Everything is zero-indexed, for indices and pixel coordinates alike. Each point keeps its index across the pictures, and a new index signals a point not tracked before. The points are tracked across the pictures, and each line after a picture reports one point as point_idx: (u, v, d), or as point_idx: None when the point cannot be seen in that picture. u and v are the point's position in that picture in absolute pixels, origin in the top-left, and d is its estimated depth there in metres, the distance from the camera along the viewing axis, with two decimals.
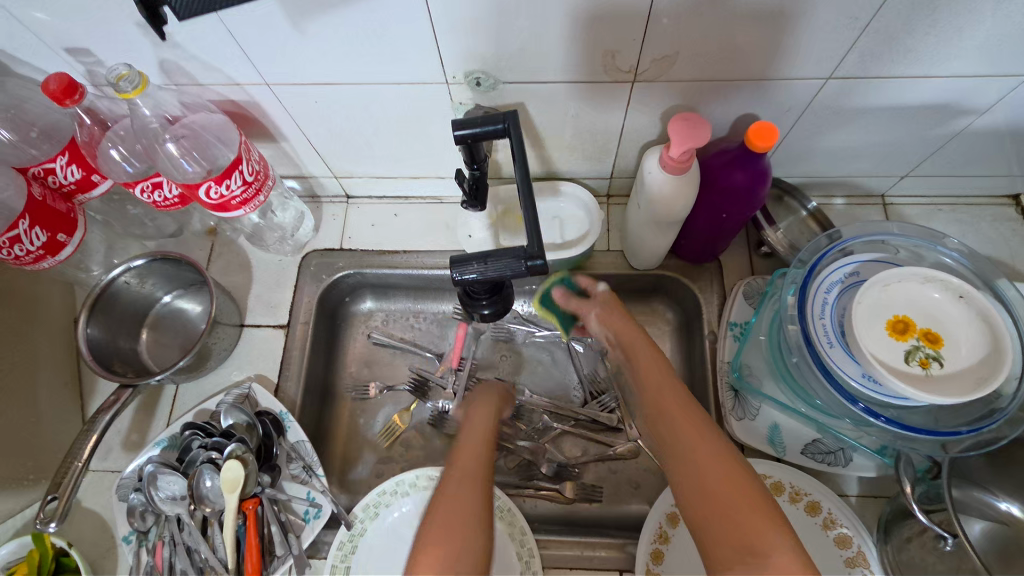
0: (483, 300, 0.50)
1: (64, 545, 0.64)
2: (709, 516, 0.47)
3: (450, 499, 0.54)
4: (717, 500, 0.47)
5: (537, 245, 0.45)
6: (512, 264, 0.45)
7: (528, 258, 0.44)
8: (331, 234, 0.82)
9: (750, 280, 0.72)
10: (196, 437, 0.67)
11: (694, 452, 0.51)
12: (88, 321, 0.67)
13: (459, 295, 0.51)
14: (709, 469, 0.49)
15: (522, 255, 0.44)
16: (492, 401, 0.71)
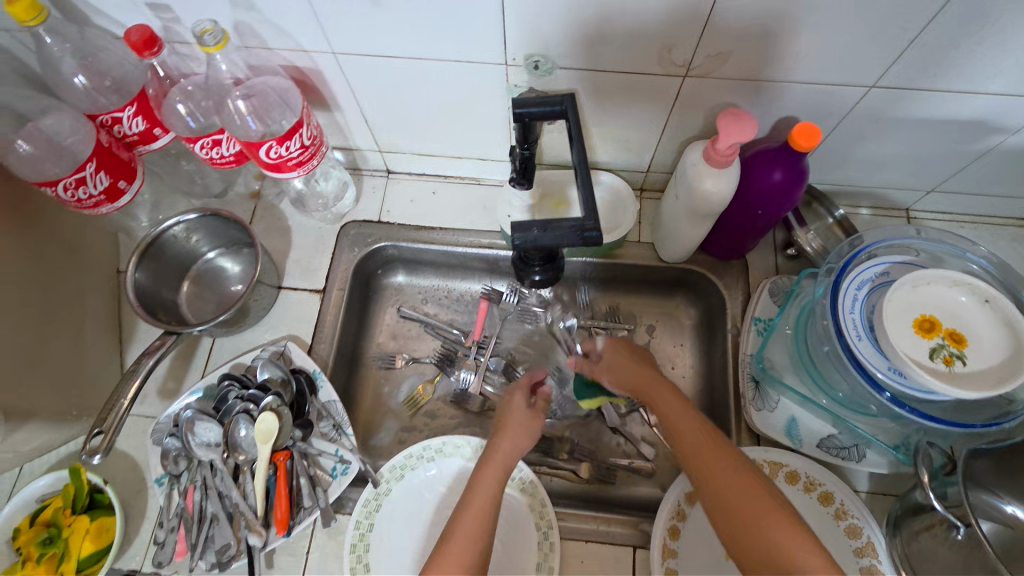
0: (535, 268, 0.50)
1: (98, 483, 0.66)
2: (744, 545, 0.52)
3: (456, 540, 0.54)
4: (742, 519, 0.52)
5: (593, 216, 0.47)
6: (568, 233, 0.47)
7: (583, 230, 0.47)
8: (370, 207, 0.85)
9: (776, 279, 0.75)
10: (232, 387, 0.69)
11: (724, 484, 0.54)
12: (137, 266, 0.69)
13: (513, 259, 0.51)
14: (739, 498, 0.53)
15: (577, 226, 0.47)
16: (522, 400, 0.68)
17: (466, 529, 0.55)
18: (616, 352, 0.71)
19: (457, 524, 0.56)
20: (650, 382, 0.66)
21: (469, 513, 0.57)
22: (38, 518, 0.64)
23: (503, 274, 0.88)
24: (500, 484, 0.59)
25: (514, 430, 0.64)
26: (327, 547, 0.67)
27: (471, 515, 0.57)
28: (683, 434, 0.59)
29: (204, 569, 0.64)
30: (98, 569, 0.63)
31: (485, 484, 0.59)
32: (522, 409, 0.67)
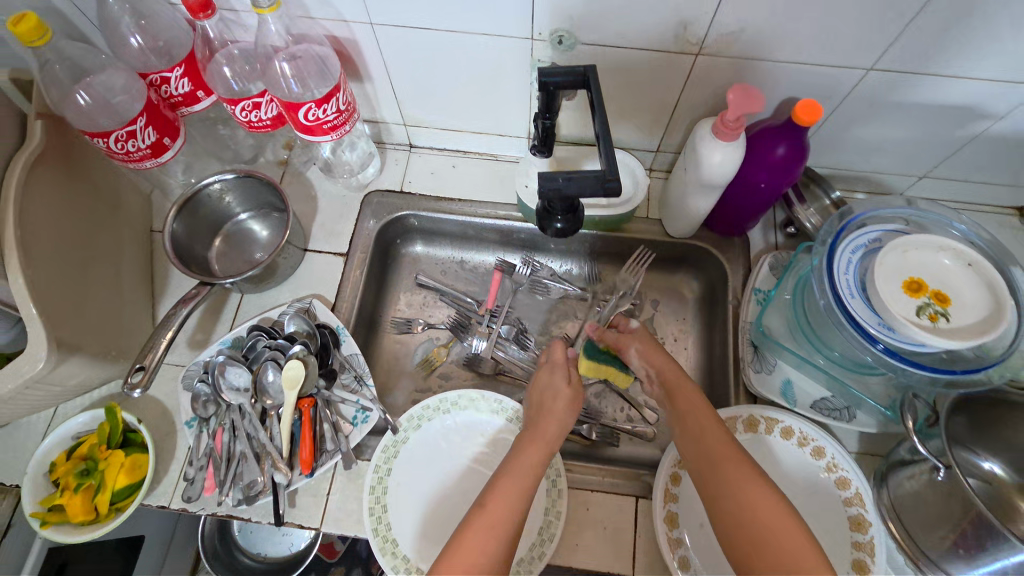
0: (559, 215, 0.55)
1: (132, 423, 0.70)
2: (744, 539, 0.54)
3: (485, 516, 0.56)
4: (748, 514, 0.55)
5: (614, 169, 0.52)
6: (591, 184, 0.51)
7: (605, 180, 0.51)
8: (393, 177, 0.89)
9: (775, 254, 0.80)
10: (261, 337, 0.74)
11: (743, 488, 0.56)
12: (176, 218, 0.73)
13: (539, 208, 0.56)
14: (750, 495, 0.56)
15: (599, 177, 0.51)
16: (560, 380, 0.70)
17: (494, 509, 0.56)
18: (642, 338, 0.76)
19: (485, 508, 0.57)
20: (677, 378, 0.69)
21: (502, 492, 0.58)
22: (75, 452, 0.69)
23: (516, 247, 0.92)
24: (539, 469, 0.61)
25: (556, 406, 0.67)
26: (347, 489, 0.70)
27: (510, 492, 0.58)
28: (705, 439, 0.61)
29: (231, 504, 0.67)
30: (129, 503, 0.68)
31: (522, 466, 0.61)
32: (570, 394, 0.68)
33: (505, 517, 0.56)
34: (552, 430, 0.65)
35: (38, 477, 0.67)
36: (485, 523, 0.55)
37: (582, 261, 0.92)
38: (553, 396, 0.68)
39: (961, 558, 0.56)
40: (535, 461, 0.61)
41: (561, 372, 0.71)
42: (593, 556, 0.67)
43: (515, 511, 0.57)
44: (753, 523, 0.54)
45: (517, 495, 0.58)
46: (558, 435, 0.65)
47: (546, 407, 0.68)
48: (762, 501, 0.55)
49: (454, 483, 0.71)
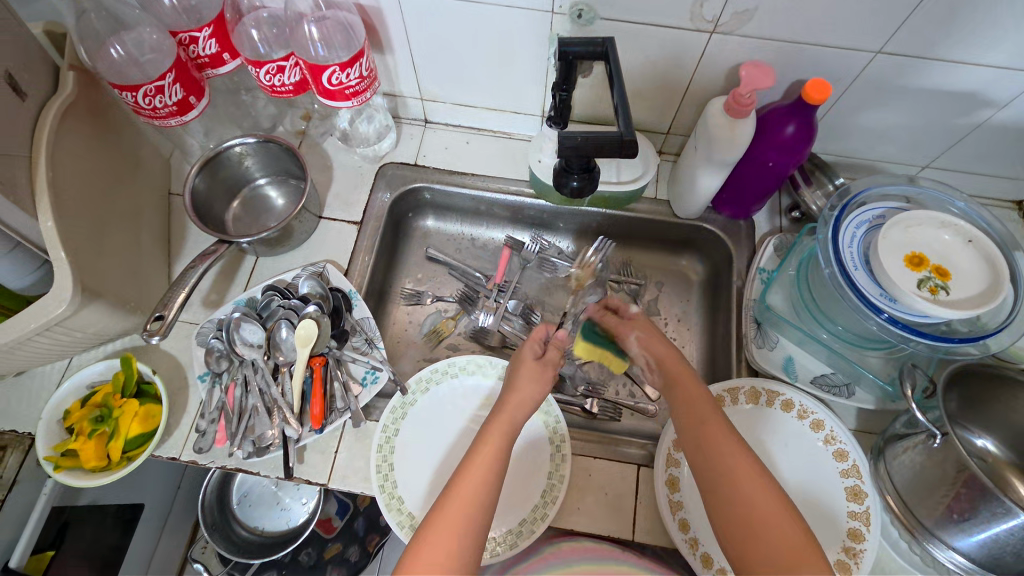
0: (574, 175, 0.63)
1: (147, 374, 0.72)
2: (735, 527, 0.53)
3: (456, 499, 0.54)
4: (736, 503, 0.54)
5: (630, 127, 0.55)
6: (609, 143, 0.55)
7: (622, 136, 0.55)
8: (408, 151, 0.91)
9: (781, 236, 0.81)
10: (275, 297, 0.75)
11: (736, 475, 0.55)
12: (197, 175, 0.75)
13: (557, 169, 0.65)
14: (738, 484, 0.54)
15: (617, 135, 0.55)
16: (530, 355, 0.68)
17: (466, 487, 0.55)
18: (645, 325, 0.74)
19: (454, 489, 0.55)
20: (677, 366, 0.67)
21: (472, 471, 0.56)
22: (89, 400, 0.70)
23: (526, 224, 0.94)
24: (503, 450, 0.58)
25: (524, 380, 0.65)
26: (355, 447, 0.72)
27: (474, 470, 0.56)
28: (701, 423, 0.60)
29: (241, 457, 0.69)
30: (141, 451, 0.69)
31: (493, 441, 0.59)
32: (537, 368, 0.66)
33: (477, 493, 0.54)
34: (521, 403, 0.63)
35: (52, 424, 0.68)
36: (459, 502, 0.54)
37: (590, 241, 0.94)
38: (520, 372, 0.66)
39: (954, 523, 0.57)
40: (497, 440, 0.59)
41: (531, 349, 0.68)
42: (593, 520, 0.69)
43: (486, 490, 0.55)
44: (746, 516, 0.53)
45: (485, 476, 0.56)
46: (525, 410, 0.62)
47: (517, 378, 0.65)
48: (757, 489, 0.54)
49: (461, 445, 0.72)
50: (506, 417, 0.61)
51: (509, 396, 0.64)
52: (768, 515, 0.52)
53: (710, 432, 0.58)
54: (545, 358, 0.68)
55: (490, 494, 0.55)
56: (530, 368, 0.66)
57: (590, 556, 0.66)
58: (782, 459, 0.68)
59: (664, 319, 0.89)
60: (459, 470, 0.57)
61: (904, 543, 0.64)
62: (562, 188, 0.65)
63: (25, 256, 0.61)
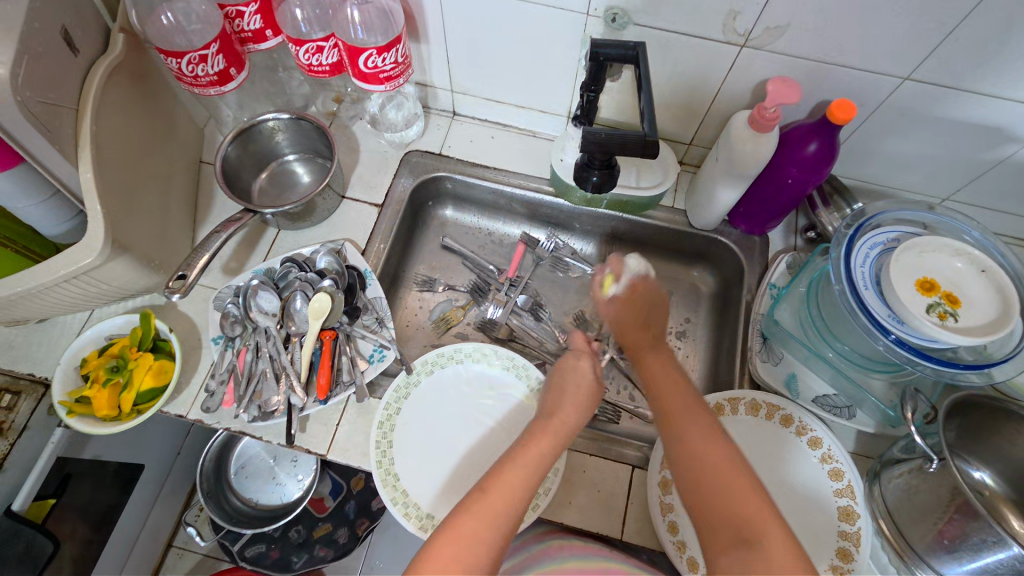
0: (595, 172, 0.65)
1: (163, 331, 0.74)
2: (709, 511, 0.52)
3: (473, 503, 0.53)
4: (710, 486, 0.52)
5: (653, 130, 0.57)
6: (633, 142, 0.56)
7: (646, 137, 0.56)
8: (434, 140, 0.93)
9: (795, 255, 0.81)
10: (292, 269, 0.78)
11: (707, 459, 0.54)
12: (231, 144, 0.77)
13: (578, 164, 0.66)
14: (712, 467, 0.53)
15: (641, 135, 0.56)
16: (580, 372, 0.68)
17: (495, 491, 0.54)
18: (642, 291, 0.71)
19: (486, 495, 0.53)
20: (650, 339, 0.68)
21: (505, 480, 0.54)
22: (106, 350, 0.72)
23: (542, 223, 0.96)
24: (544, 460, 0.57)
25: (570, 396, 0.64)
26: (356, 422, 0.73)
27: (508, 485, 0.54)
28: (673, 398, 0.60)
29: (246, 420, 0.71)
30: (151, 405, 0.71)
31: (535, 454, 0.57)
32: (587, 388, 0.66)
33: (504, 504, 0.53)
34: (570, 417, 0.62)
35: (70, 370, 0.71)
36: (475, 520, 0.51)
37: (603, 244, 0.95)
38: (575, 384, 0.66)
39: (946, 551, 0.57)
40: (543, 446, 0.58)
41: (588, 363, 0.68)
42: (584, 516, 0.69)
43: (515, 504, 0.53)
44: (720, 497, 0.52)
45: (520, 482, 0.55)
46: (569, 427, 0.61)
47: (565, 393, 0.65)
48: (728, 472, 0.53)
49: (461, 433, 0.74)
50: (554, 427, 0.61)
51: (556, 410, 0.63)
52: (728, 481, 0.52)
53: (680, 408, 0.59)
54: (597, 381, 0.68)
55: (514, 507, 0.53)
56: (578, 378, 0.66)
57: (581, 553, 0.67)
58: (778, 471, 0.68)
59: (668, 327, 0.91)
60: (481, 489, 0.54)
61: (894, 568, 0.63)
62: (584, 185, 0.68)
63: (61, 204, 0.64)
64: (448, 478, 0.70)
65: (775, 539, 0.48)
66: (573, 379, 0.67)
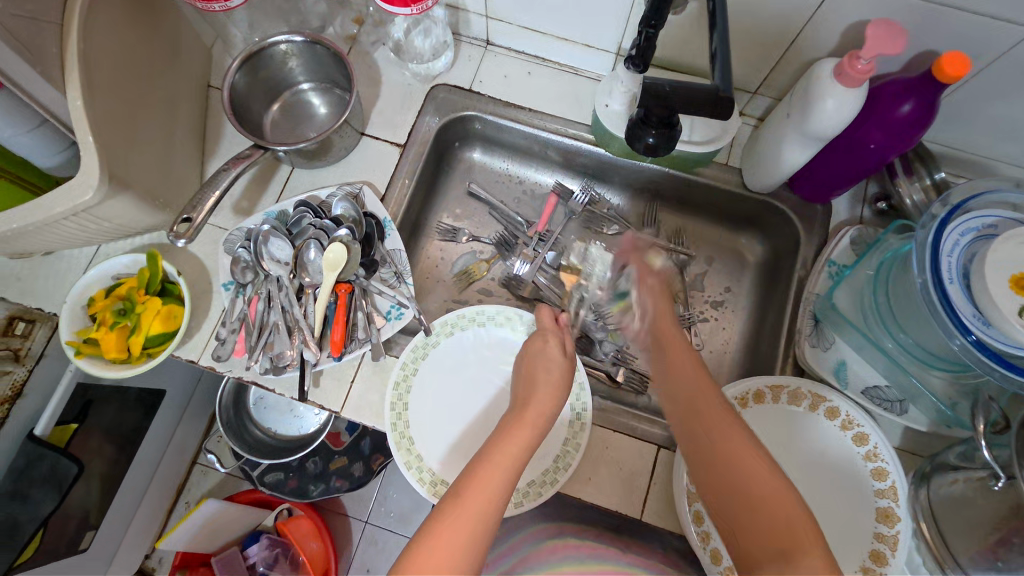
0: (651, 130, 0.57)
1: (171, 273, 0.70)
2: (733, 510, 0.49)
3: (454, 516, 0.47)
4: (724, 478, 0.50)
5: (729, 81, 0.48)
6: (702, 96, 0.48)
7: (718, 90, 0.48)
8: (463, 74, 0.83)
9: (862, 229, 0.72)
10: (306, 215, 0.72)
11: (721, 447, 0.51)
12: (239, 70, 0.69)
13: (632, 121, 0.58)
14: (724, 455, 0.51)
15: (712, 88, 0.48)
16: (550, 353, 0.65)
17: (476, 497, 0.48)
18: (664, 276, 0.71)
19: (467, 495, 0.48)
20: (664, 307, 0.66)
21: (483, 478, 0.50)
22: (114, 291, 0.69)
23: (578, 173, 0.87)
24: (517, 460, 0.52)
25: (542, 384, 0.60)
26: (371, 379, 0.70)
27: (484, 483, 0.49)
28: (692, 394, 0.55)
29: (258, 371, 0.68)
30: (161, 350, 0.68)
31: (510, 450, 0.52)
32: (557, 373, 0.62)
33: (485, 509, 0.48)
34: (545, 408, 0.58)
35: (76, 309, 0.68)
36: (457, 526, 0.47)
37: (643, 201, 0.87)
38: (546, 371, 0.62)
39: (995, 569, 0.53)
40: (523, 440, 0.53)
41: (555, 347, 0.65)
42: (604, 492, 0.67)
43: (495, 506, 0.48)
44: (740, 491, 0.49)
45: (499, 482, 0.50)
46: (546, 419, 0.57)
47: (536, 379, 0.61)
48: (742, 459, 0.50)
49: (479, 396, 0.70)
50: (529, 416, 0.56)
51: (528, 402, 0.58)
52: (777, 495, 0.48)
53: (703, 408, 0.54)
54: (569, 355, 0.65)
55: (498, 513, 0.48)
56: (547, 369, 0.62)
57: (573, 556, 0.70)
58: (819, 464, 0.64)
59: (705, 295, 0.85)
60: (459, 487, 0.50)
61: None
62: (637, 145, 0.60)
63: (53, 134, 0.59)
64: (462, 445, 0.67)
65: (816, 554, 0.44)
66: (539, 363, 0.64)
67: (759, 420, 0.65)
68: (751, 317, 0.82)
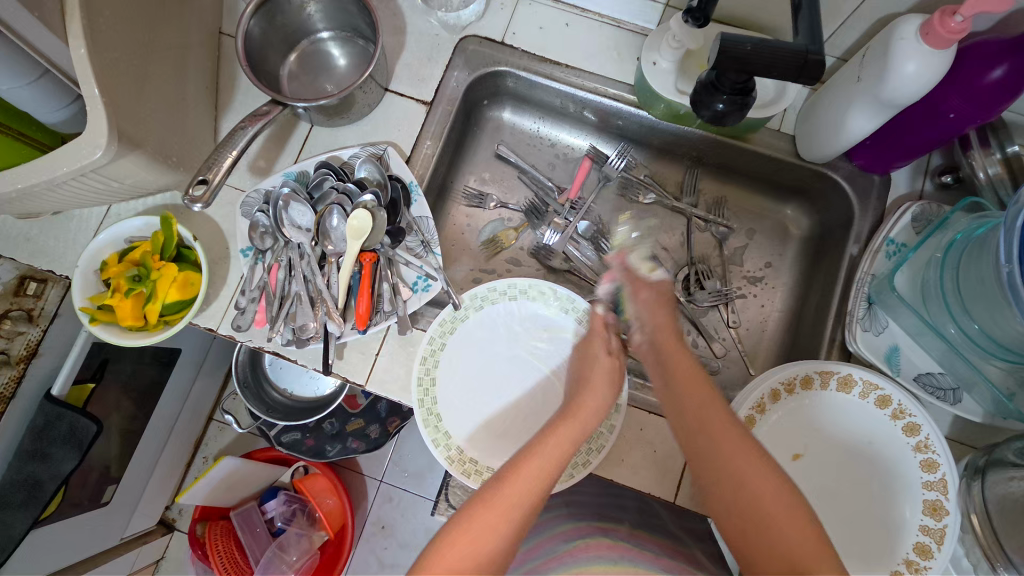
0: (723, 94, 0.56)
1: (186, 238, 0.66)
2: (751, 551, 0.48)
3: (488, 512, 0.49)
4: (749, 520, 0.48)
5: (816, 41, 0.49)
6: (790, 56, 0.48)
7: (807, 50, 0.48)
8: (495, 25, 0.76)
9: (924, 205, 0.67)
10: (328, 177, 0.67)
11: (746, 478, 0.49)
12: (253, 15, 0.63)
13: (703, 86, 0.57)
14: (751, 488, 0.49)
15: (801, 48, 0.48)
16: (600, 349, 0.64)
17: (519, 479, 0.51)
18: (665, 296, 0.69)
19: (508, 481, 0.51)
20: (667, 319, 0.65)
21: (528, 468, 0.52)
22: (127, 256, 0.66)
23: (614, 136, 0.82)
24: (564, 454, 0.53)
25: (599, 380, 0.60)
26: (397, 353, 0.67)
27: (533, 469, 0.52)
28: (705, 434, 0.53)
29: (280, 342, 0.65)
30: (179, 318, 0.66)
31: (557, 443, 0.54)
32: (610, 366, 0.62)
33: (526, 496, 0.50)
34: (593, 403, 0.58)
35: (89, 274, 0.65)
36: (494, 512, 0.49)
37: (682, 169, 0.82)
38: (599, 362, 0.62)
39: None
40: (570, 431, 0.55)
41: (602, 341, 0.65)
42: (637, 475, 0.65)
43: (542, 487, 0.51)
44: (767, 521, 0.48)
45: (542, 475, 0.51)
46: (599, 412, 0.58)
47: (590, 375, 0.61)
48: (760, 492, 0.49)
49: (528, 387, 0.67)
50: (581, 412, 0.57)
51: (583, 396, 0.59)
52: (783, 517, 0.47)
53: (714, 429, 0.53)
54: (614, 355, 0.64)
55: (530, 510, 0.50)
56: (605, 368, 0.62)
57: (603, 557, 0.69)
58: (871, 464, 0.61)
59: (745, 270, 0.80)
60: (502, 475, 0.52)
61: (970, 563, 0.58)
62: (704, 110, 0.59)
63: (54, 86, 0.54)
64: (498, 422, 0.65)
65: None
66: (598, 357, 0.63)
67: (805, 407, 0.63)
68: (793, 293, 0.78)
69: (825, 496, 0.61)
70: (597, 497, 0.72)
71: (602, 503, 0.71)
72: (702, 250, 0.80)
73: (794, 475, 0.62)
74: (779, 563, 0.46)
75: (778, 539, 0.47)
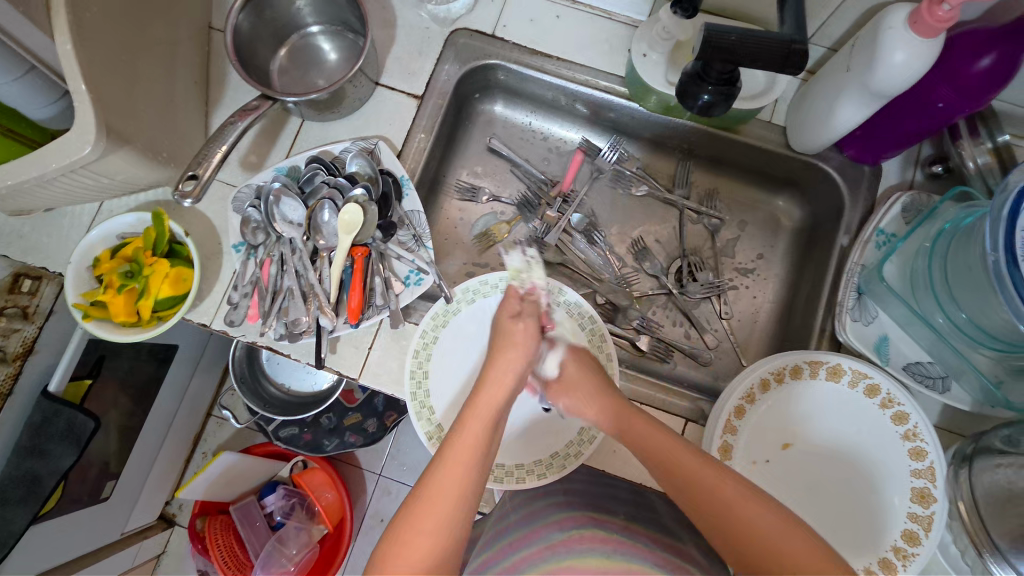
0: (708, 85, 0.56)
1: (178, 235, 0.66)
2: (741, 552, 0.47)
3: (419, 516, 0.47)
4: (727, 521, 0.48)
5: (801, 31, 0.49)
6: (776, 46, 0.49)
7: (792, 40, 0.48)
8: (485, 18, 0.76)
9: (914, 195, 0.67)
10: (319, 172, 0.67)
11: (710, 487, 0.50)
12: (241, 10, 0.63)
13: (689, 78, 0.57)
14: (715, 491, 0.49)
15: (786, 38, 0.49)
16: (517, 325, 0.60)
17: (439, 490, 0.48)
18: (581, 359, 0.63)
19: (430, 491, 0.48)
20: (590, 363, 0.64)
21: (449, 473, 0.49)
22: (119, 252, 0.66)
23: (605, 129, 0.82)
24: (482, 454, 0.51)
25: (503, 347, 0.58)
26: (390, 347, 0.68)
27: (455, 472, 0.49)
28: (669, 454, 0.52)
29: (273, 337, 0.66)
30: (172, 314, 0.66)
31: (470, 442, 0.51)
32: (520, 330, 0.60)
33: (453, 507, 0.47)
34: (508, 378, 0.56)
35: (81, 271, 0.65)
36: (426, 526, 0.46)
37: (674, 161, 0.82)
38: (517, 334, 0.59)
39: None
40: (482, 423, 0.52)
41: (512, 307, 0.62)
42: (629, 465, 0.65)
43: (468, 499, 0.48)
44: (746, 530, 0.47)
45: (464, 484, 0.48)
46: (509, 383, 0.56)
47: (500, 347, 0.59)
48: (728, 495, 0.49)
49: None
50: (493, 395, 0.54)
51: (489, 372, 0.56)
52: (764, 524, 0.47)
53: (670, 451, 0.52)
54: (525, 322, 0.61)
55: (463, 516, 0.47)
56: (514, 338, 0.59)
57: (597, 549, 0.65)
58: (858, 454, 0.62)
59: (737, 262, 0.80)
60: (425, 482, 0.49)
61: (957, 550, 0.58)
62: (690, 101, 0.59)
63: (44, 82, 0.55)
64: None
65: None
66: (510, 327, 0.60)
67: (793, 398, 0.63)
68: (786, 284, 0.78)
69: (812, 489, 0.62)
70: (591, 486, 0.72)
71: (597, 493, 0.72)
72: (694, 242, 0.81)
73: (782, 466, 0.62)
74: (776, 563, 0.45)
75: (771, 540, 0.46)
